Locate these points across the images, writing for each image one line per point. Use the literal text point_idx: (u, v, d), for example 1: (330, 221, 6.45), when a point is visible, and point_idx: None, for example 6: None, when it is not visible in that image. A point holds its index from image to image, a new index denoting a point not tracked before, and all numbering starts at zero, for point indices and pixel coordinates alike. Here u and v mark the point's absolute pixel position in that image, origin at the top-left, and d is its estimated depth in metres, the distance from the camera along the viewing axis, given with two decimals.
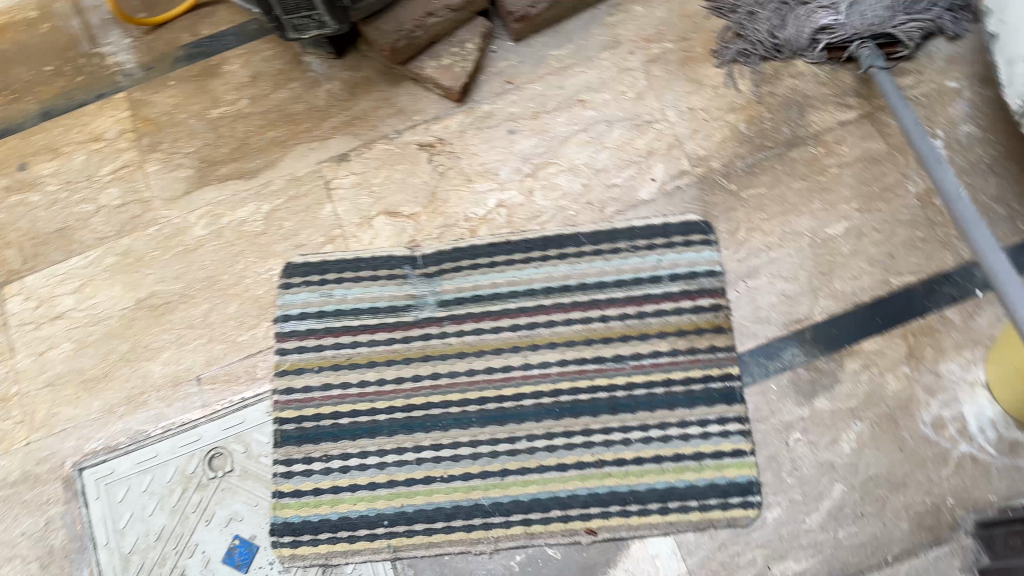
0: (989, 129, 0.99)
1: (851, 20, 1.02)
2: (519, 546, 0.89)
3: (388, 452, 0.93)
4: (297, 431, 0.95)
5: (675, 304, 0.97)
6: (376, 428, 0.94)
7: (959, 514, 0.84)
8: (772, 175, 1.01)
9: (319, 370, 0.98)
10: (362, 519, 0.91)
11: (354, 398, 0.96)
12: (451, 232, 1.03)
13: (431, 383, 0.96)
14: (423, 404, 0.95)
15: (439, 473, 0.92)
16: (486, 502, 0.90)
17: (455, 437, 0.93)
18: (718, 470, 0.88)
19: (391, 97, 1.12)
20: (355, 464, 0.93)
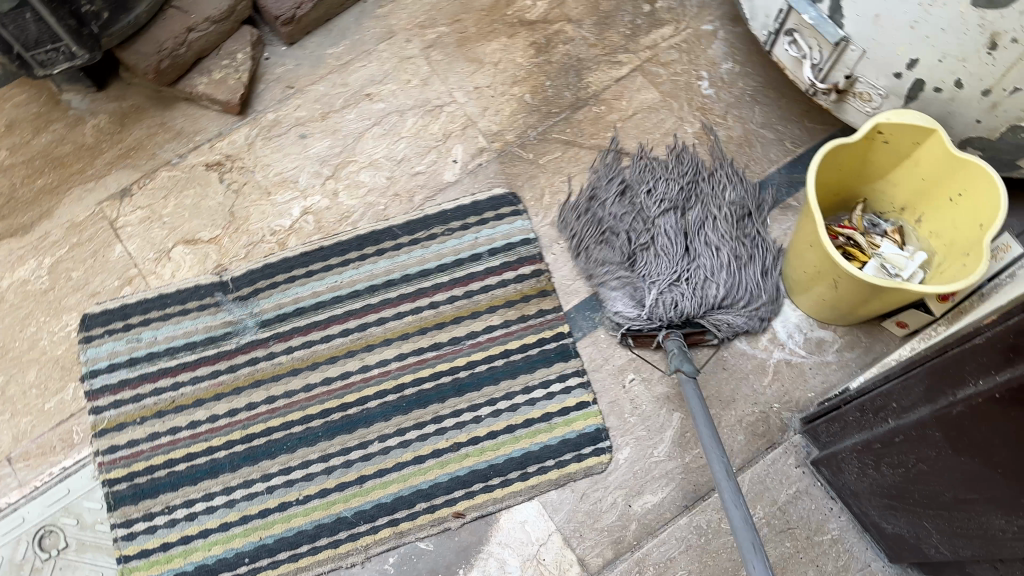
0: (746, 63, 1.07)
1: (655, 305, 0.90)
2: (390, 548, 0.87)
3: (235, 488, 0.89)
4: (131, 489, 0.89)
5: (497, 278, 0.98)
6: (218, 467, 0.90)
7: (786, 416, 0.91)
8: (564, 138, 1.05)
9: (143, 421, 0.91)
10: (221, 563, 0.86)
11: (186, 441, 0.91)
12: (259, 249, 0.99)
13: (268, 407, 0.92)
14: (264, 430, 0.91)
15: (294, 495, 0.89)
16: (349, 513, 0.88)
17: (304, 456, 0.90)
18: (567, 426, 0.91)
19: (167, 122, 1.06)
20: (203, 509, 0.88)
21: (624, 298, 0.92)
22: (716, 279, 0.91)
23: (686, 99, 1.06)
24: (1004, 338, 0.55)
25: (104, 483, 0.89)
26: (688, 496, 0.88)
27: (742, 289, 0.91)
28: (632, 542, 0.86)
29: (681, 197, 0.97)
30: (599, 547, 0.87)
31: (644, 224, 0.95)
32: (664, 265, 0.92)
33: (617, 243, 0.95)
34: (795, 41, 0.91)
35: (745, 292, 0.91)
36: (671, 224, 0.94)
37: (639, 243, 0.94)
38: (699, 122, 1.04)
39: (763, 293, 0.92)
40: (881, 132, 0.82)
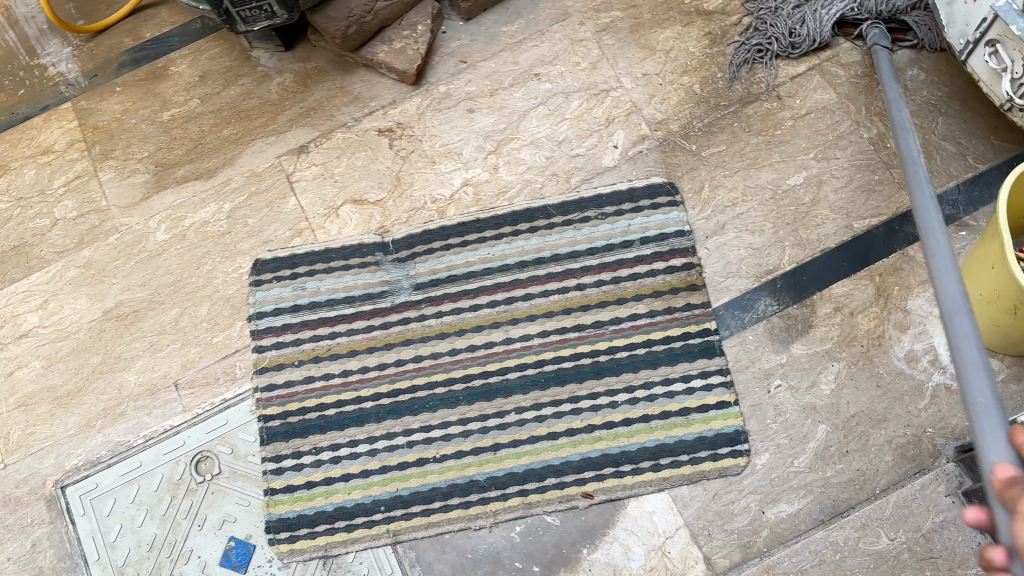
0: (933, 71, 1.02)
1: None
2: (519, 517, 0.90)
3: (377, 438, 0.93)
4: (283, 427, 0.94)
5: (648, 266, 0.98)
6: (363, 416, 0.94)
7: (940, 442, 0.87)
8: (730, 132, 1.03)
9: (300, 364, 0.97)
10: (358, 508, 0.90)
11: (337, 388, 0.96)
12: (419, 215, 1.03)
13: (415, 366, 0.96)
14: (409, 387, 0.95)
15: (431, 453, 0.92)
16: (481, 477, 0.91)
17: (444, 417, 0.94)
18: (705, 423, 0.91)
19: (345, 85, 1.11)
20: (346, 454, 0.93)
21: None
22: None
23: (863, 104, 1.03)
24: None
25: (260, 418, 0.95)
26: (825, 511, 0.86)
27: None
28: (762, 548, 0.85)
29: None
30: (726, 549, 0.86)
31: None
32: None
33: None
34: (997, 52, 0.85)
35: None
36: None
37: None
38: (877, 128, 1.01)
39: None
40: None
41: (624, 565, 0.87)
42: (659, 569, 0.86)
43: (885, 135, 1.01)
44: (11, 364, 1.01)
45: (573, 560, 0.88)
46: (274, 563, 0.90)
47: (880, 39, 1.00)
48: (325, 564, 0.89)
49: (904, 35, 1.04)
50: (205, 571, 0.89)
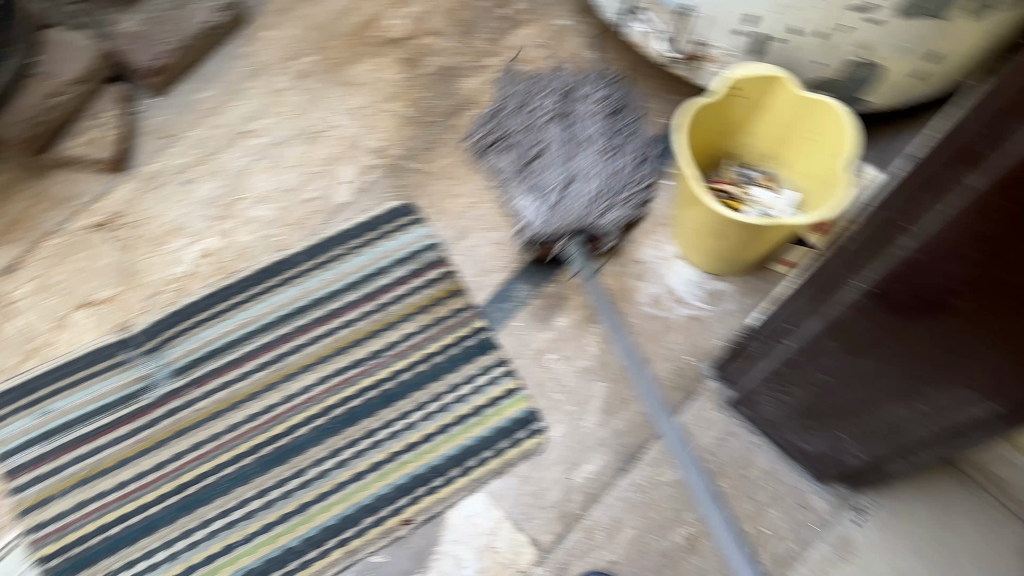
0: (606, 51, 1.14)
1: (552, 218, 0.96)
2: (344, 568, 0.87)
3: (175, 540, 0.87)
4: (65, 562, 0.86)
5: (406, 286, 1.00)
6: (153, 522, 0.88)
7: (700, 366, 0.96)
8: (447, 144, 1.08)
9: (67, 492, 0.89)
10: None
11: (116, 503, 0.88)
12: (160, 299, 0.98)
13: (196, 454, 0.91)
14: (195, 476, 0.90)
15: (237, 536, 0.88)
16: (296, 542, 0.88)
17: (241, 495, 0.90)
18: (498, 415, 0.94)
19: (44, 189, 1.04)
20: (145, 567, 0.86)
21: (525, 198, 1.00)
22: (598, 171, 1.01)
23: None
24: (968, 229, 0.47)
25: (36, 562, 0.86)
26: (623, 458, 0.92)
27: (616, 162, 1.02)
28: (578, 512, 0.89)
29: (560, 107, 1.07)
30: (548, 524, 0.89)
31: (538, 125, 1.05)
32: (555, 161, 1.01)
33: (519, 168, 1.03)
34: (644, 19, 0.97)
35: (624, 181, 1.02)
36: (559, 129, 1.04)
37: (533, 143, 1.04)
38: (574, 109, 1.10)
39: (632, 197, 1.02)
40: (737, 88, 0.88)
41: None
42: (494, 566, 0.88)
43: None
44: None
45: None
46: None
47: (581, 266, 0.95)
48: None
49: (599, 241, 1.00)
50: None
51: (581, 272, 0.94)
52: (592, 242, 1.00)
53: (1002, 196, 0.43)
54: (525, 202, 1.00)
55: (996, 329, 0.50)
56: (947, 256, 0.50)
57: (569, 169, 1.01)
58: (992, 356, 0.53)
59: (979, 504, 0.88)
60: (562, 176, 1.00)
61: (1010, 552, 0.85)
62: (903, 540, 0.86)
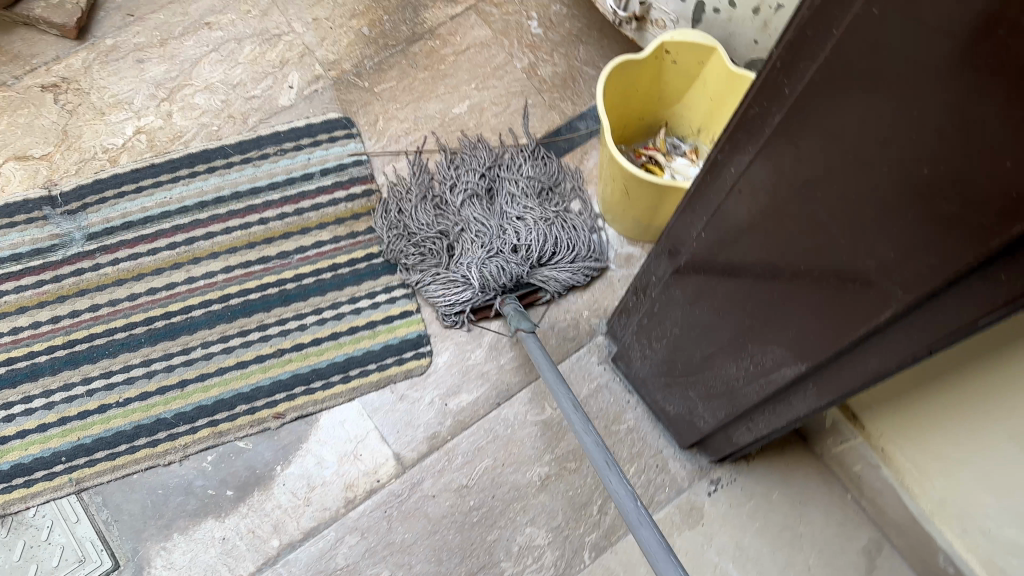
0: (573, 6, 1.15)
1: (484, 281, 0.92)
2: (209, 447, 0.90)
3: (54, 391, 0.90)
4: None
5: (326, 195, 1.02)
6: (38, 370, 0.91)
7: (594, 321, 0.97)
8: (398, 69, 1.09)
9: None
10: (36, 462, 0.87)
11: (7, 346, 0.92)
12: (90, 165, 1.01)
13: (91, 315, 0.94)
14: (86, 336, 0.93)
15: (114, 399, 0.91)
16: (169, 415, 0.91)
17: (125, 361, 0.92)
18: (390, 332, 0.96)
19: (3, 45, 1.08)
20: (20, 411, 0.89)
21: (452, 288, 0.94)
22: (527, 223, 0.96)
23: (515, 37, 1.12)
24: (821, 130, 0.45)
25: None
26: (500, 394, 0.93)
27: (544, 228, 0.96)
28: (445, 436, 0.91)
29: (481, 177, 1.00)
30: (413, 442, 0.91)
31: (456, 205, 0.99)
32: (480, 228, 0.96)
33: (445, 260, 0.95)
34: None
35: (548, 226, 0.97)
36: (473, 203, 0.98)
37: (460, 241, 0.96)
38: (527, 58, 1.11)
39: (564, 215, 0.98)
40: (667, 52, 0.90)
41: (318, 474, 0.90)
42: (351, 471, 0.90)
43: (536, 64, 1.11)
44: None
45: (266, 478, 0.90)
46: None
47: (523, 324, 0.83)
48: (4, 524, 0.85)
49: (537, 296, 0.96)
50: None
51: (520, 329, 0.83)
52: (530, 297, 0.96)
53: (801, 122, 0.46)
54: (450, 284, 0.94)
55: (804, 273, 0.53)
56: (765, 195, 0.52)
57: (493, 236, 0.95)
58: (804, 306, 0.55)
59: (835, 500, 0.89)
60: (485, 247, 0.94)
61: (854, 551, 0.86)
62: (752, 518, 0.88)
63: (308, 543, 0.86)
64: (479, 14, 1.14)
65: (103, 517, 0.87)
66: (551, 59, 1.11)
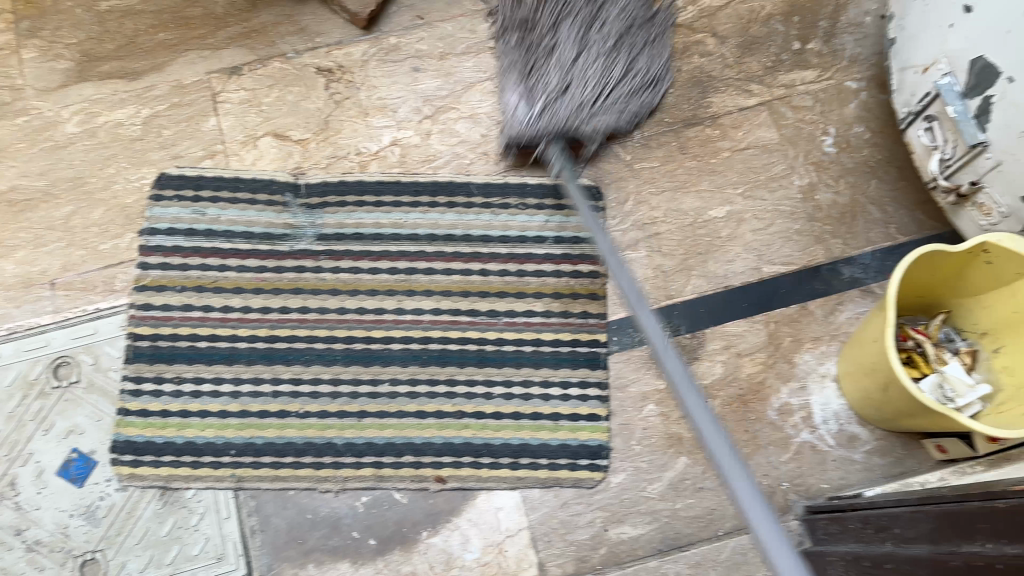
0: (879, 133, 1.02)
1: (546, 112, 0.92)
2: (367, 488, 0.89)
3: (244, 380, 0.91)
4: (150, 349, 0.92)
5: (555, 264, 0.96)
6: (235, 356, 0.92)
7: (791, 497, 0.88)
8: (667, 150, 1.00)
9: (182, 290, 0.94)
10: (208, 446, 0.89)
11: (215, 322, 0.93)
12: (339, 164, 1.00)
13: (298, 317, 0.94)
14: (288, 335, 0.93)
15: (294, 408, 0.91)
16: (339, 441, 0.89)
17: (316, 374, 0.92)
18: (572, 433, 0.90)
19: (295, 14, 1.06)
20: (208, 390, 0.91)
21: (515, 96, 0.95)
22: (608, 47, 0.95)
23: (804, 149, 1.01)
24: None
25: (130, 334, 0.93)
26: (666, 541, 0.87)
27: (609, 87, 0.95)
28: (596, 565, 0.86)
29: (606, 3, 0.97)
30: (562, 558, 0.87)
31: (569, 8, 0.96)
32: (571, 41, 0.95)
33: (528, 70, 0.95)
34: (931, 128, 0.85)
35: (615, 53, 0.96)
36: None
37: (538, 27, 0.95)
38: (809, 177, 1.00)
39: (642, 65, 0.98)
40: (985, 252, 0.77)
41: (459, 555, 0.87)
42: (492, 565, 0.86)
43: (816, 186, 0.99)
44: None
45: (410, 539, 0.87)
46: (111, 484, 0.89)
47: (565, 175, 0.92)
48: (163, 496, 0.88)
49: (582, 149, 0.97)
50: (41, 477, 0.89)
51: (561, 176, 0.91)
52: (576, 148, 0.98)
53: None
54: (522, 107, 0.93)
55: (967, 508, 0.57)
56: None
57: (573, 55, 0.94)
58: None
59: None
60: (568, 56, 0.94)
61: None
62: None
63: None
64: (774, 112, 1.02)
65: (251, 523, 0.88)
66: (835, 187, 0.99)
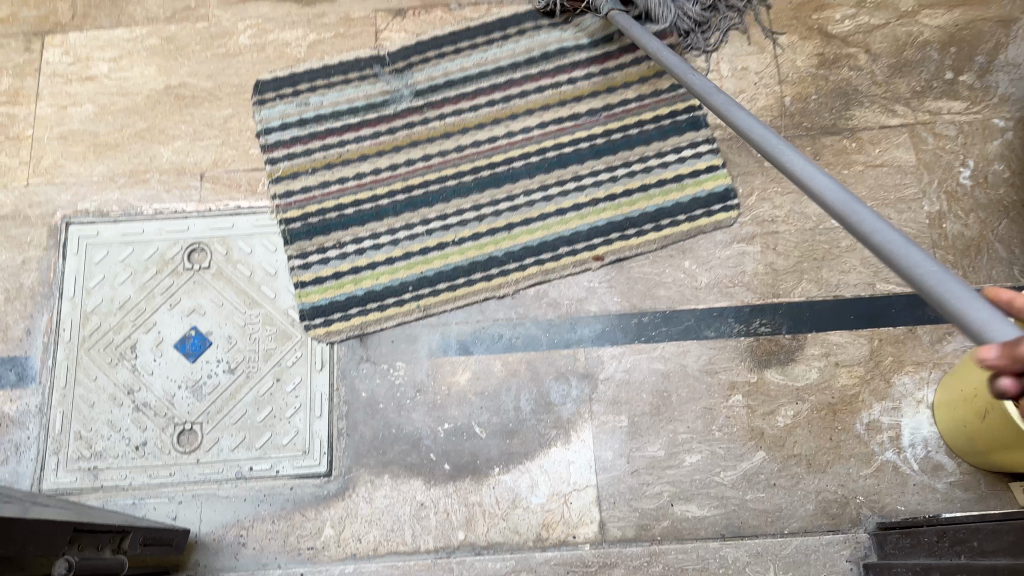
0: (1020, 174, 0.99)
1: None
2: (535, 283, 0.97)
3: (399, 229, 0.99)
4: (305, 228, 1.00)
5: (643, 108, 1.05)
6: (382, 212, 1.00)
7: (864, 512, 0.87)
8: (799, 153, 1.01)
9: (313, 172, 1.02)
10: (387, 291, 0.97)
11: (353, 190, 1.01)
12: (478, 113, 1.05)
13: (425, 164, 1.02)
14: (421, 182, 1.01)
15: (450, 239, 0.99)
16: (500, 254, 0.98)
17: (458, 206, 1.00)
18: (698, 186, 1.00)
19: None
20: (370, 246, 0.99)
21: None
22: None
23: (939, 177, 1.00)
24: None
25: (281, 221, 1.00)
26: (729, 527, 0.87)
27: None
28: (655, 535, 0.87)
29: None
30: (623, 522, 0.88)
31: None
32: None
33: None
34: None
35: None
36: None
37: None
38: (939, 205, 0.98)
39: None
40: None
41: (526, 497, 0.90)
42: (555, 513, 0.89)
43: (944, 216, 0.98)
44: (69, 100, 1.08)
45: (482, 473, 0.91)
46: (220, 365, 0.96)
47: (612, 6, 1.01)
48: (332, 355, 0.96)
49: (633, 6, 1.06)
50: (160, 346, 0.97)
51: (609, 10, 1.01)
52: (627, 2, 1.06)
53: None
54: None
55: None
56: None
57: None
58: None
59: None
60: None
61: None
62: None
63: (487, 555, 0.87)
64: (914, 135, 1.02)
65: (339, 426, 0.93)
66: (965, 219, 0.98)
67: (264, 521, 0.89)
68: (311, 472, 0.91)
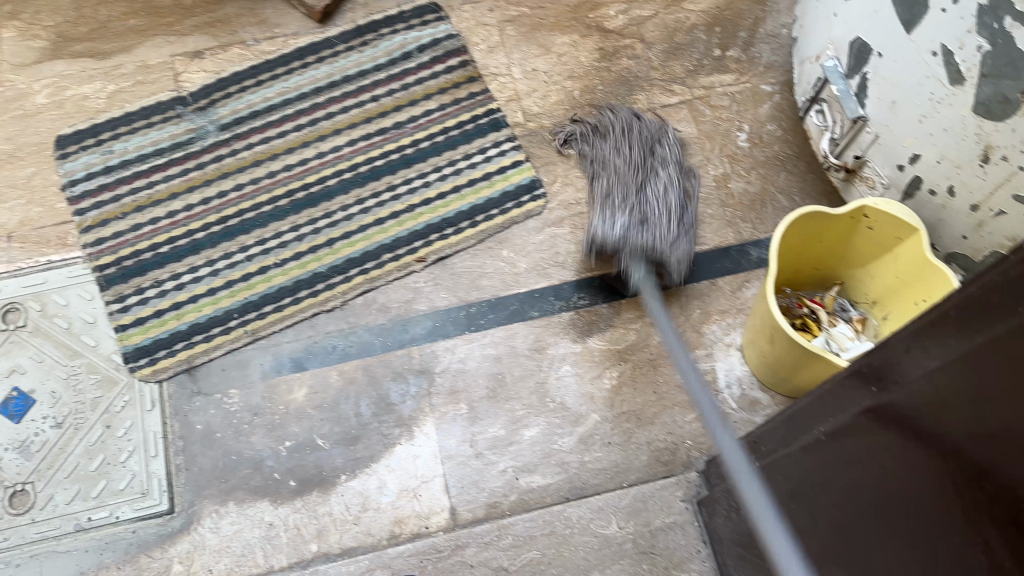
0: (790, 131, 1.10)
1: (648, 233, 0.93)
2: (361, 292, 1.00)
3: (217, 260, 1.00)
4: (119, 272, 0.99)
5: (446, 115, 1.10)
6: (199, 246, 1.01)
7: (694, 454, 0.92)
8: None
9: (123, 217, 1.02)
10: (211, 321, 0.97)
11: (167, 228, 1.02)
12: (286, 138, 1.07)
13: (238, 194, 1.04)
14: (236, 212, 1.03)
15: (271, 262, 1.01)
16: (323, 269, 1.00)
17: (275, 229, 1.02)
18: (506, 181, 1.06)
19: (256, 8, 1.18)
20: (190, 280, 0.99)
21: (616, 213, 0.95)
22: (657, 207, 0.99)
23: (720, 143, 1.09)
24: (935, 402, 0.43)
25: (93, 269, 0.99)
26: (573, 490, 0.90)
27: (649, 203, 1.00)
28: (505, 510, 0.89)
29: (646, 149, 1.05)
30: (473, 504, 0.90)
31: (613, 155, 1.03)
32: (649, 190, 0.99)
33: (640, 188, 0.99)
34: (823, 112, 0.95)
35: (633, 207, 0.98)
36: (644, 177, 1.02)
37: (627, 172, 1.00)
38: (723, 167, 1.07)
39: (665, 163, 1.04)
40: (865, 215, 0.84)
41: (376, 499, 0.90)
42: (406, 508, 0.90)
43: (729, 176, 1.07)
44: None
45: (330, 482, 0.91)
46: (48, 421, 0.93)
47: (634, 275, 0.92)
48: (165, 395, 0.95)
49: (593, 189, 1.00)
50: None
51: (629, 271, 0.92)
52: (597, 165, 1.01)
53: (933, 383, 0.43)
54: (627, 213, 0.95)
55: (892, 474, 0.47)
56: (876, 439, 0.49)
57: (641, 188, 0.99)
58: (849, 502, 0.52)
59: None
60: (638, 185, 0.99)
61: None
62: None
63: (342, 561, 0.87)
64: (693, 109, 1.11)
65: (178, 462, 0.92)
66: (748, 177, 1.07)
67: (111, 569, 0.86)
68: (153, 512, 0.89)
